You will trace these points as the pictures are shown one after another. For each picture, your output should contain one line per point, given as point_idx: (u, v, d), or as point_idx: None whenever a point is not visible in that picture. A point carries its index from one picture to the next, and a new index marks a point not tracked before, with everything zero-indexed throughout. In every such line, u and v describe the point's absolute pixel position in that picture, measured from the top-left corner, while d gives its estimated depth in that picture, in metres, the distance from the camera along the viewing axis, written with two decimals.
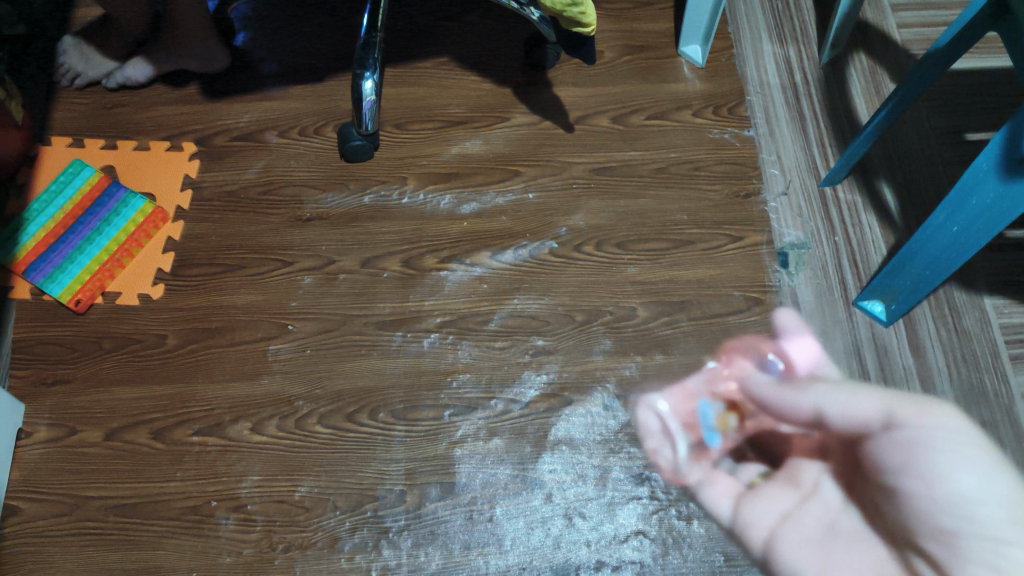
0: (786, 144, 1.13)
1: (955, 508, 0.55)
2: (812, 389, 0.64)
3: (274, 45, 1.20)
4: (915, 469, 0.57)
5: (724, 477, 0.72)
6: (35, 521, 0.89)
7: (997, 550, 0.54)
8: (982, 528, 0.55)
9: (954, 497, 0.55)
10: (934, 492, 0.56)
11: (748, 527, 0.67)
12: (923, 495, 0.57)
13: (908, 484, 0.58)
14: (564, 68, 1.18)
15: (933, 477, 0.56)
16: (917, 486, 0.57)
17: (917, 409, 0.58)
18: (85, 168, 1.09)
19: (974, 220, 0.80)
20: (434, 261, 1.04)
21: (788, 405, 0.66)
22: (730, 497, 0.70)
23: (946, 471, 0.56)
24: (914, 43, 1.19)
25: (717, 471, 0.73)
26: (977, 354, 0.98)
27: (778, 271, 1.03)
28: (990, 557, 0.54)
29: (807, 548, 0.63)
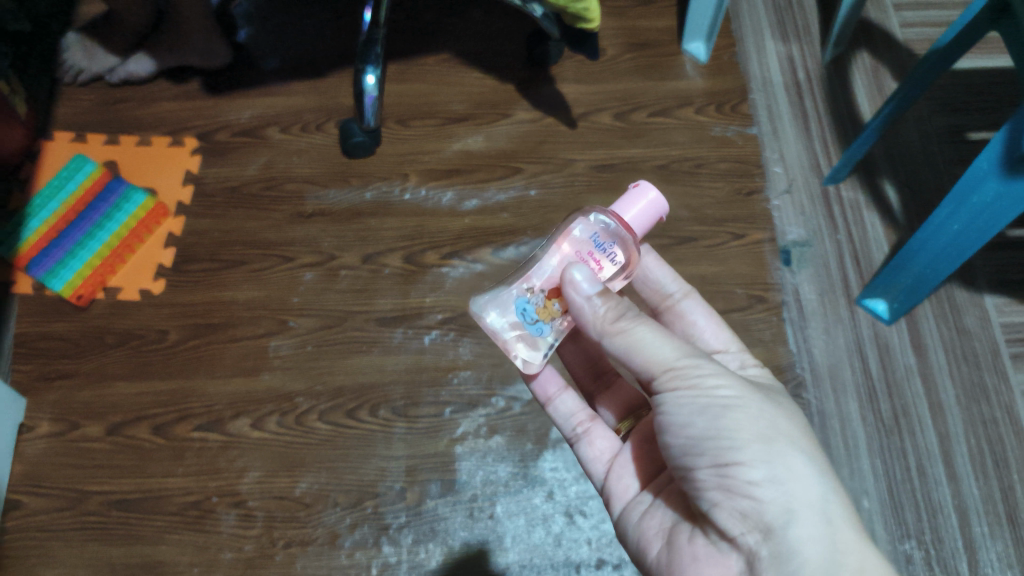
0: (789, 142, 1.12)
1: (711, 447, 0.53)
2: (624, 338, 0.56)
3: (275, 41, 1.19)
4: (676, 418, 0.55)
5: (600, 434, 0.72)
6: (37, 515, 0.89)
7: (756, 499, 0.52)
8: (745, 472, 0.52)
9: (701, 440, 0.54)
10: (686, 437, 0.55)
11: (610, 496, 0.67)
12: (681, 442, 0.55)
13: (674, 441, 0.56)
14: (566, 64, 1.17)
15: (680, 426, 0.55)
16: (683, 438, 0.55)
17: (692, 384, 0.55)
18: (86, 163, 1.07)
19: (974, 218, 0.80)
20: (435, 257, 1.04)
21: (614, 353, 0.58)
22: (605, 459, 0.70)
23: (704, 420, 0.54)
24: (917, 42, 1.19)
25: (595, 425, 0.73)
26: (978, 352, 0.97)
27: (780, 269, 1.03)
28: (749, 496, 0.52)
29: (656, 507, 0.62)
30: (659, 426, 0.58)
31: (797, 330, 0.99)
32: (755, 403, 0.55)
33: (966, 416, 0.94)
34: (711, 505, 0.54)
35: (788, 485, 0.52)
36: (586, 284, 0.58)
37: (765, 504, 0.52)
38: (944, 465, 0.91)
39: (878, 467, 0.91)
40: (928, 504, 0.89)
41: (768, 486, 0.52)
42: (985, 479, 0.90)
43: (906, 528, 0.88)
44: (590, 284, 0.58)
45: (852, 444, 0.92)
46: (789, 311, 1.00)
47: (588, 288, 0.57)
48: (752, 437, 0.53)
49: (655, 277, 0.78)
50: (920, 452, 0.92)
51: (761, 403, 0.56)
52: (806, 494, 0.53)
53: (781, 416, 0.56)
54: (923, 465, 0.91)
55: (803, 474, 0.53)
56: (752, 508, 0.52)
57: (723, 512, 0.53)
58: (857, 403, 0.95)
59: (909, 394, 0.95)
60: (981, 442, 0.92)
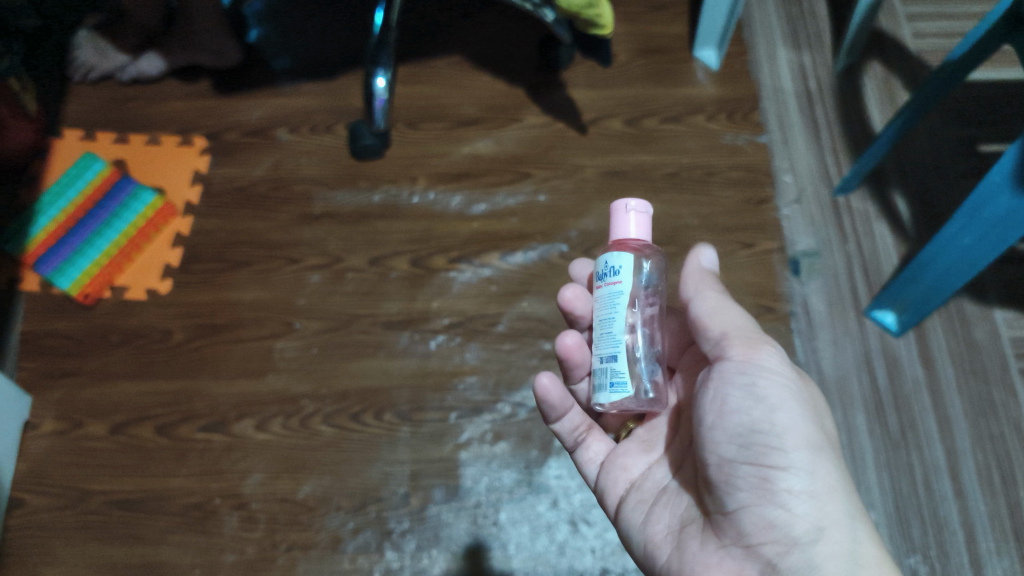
0: (799, 151, 1.12)
1: (758, 444, 0.53)
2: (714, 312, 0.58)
3: (286, 41, 1.19)
4: (733, 405, 0.54)
5: (598, 437, 0.73)
6: (40, 513, 0.89)
7: (789, 510, 0.52)
8: (785, 478, 0.52)
9: (751, 435, 0.53)
10: (738, 424, 0.54)
11: (605, 494, 0.69)
12: (727, 433, 0.54)
13: (719, 432, 0.55)
14: (577, 69, 1.17)
15: (732, 411, 0.54)
16: (729, 430, 0.54)
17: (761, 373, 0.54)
18: (95, 161, 1.08)
19: (986, 233, 0.78)
20: (443, 261, 1.03)
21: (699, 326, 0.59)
22: (599, 462, 0.71)
23: (760, 416, 0.53)
24: (929, 53, 1.18)
25: (593, 431, 0.73)
26: (986, 366, 0.97)
27: (789, 279, 1.02)
28: (783, 505, 0.52)
29: (658, 511, 0.62)
30: (704, 412, 0.56)
31: (805, 341, 0.98)
32: (810, 407, 0.54)
33: (973, 431, 0.93)
34: (741, 506, 0.53)
35: (823, 500, 0.52)
36: (706, 262, 0.61)
37: (797, 518, 0.52)
38: (951, 480, 0.90)
39: (884, 480, 0.90)
40: (934, 518, 0.88)
41: (804, 499, 0.52)
42: (991, 495, 0.89)
43: (911, 543, 0.87)
44: (712, 267, 0.62)
45: (859, 457, 0.92)
46: (797, 321, 1.00)
47: (709, 267, 0.61)
48: (801, 443, 0.53)
49: None
50: (926, 466, 0.91)
51: (811, 405, 0.55)
52: (835, 510, 0.52)
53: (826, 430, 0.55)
54: (929, 480, 0.90)
55: (839, 493, 0.53)
56: (783, 518, 0.52)
57: (753, 515, 0.53)
58: (865, 416, 0.94)
59: (917, 407, 0.94)
60: (988, 457, 0.92)
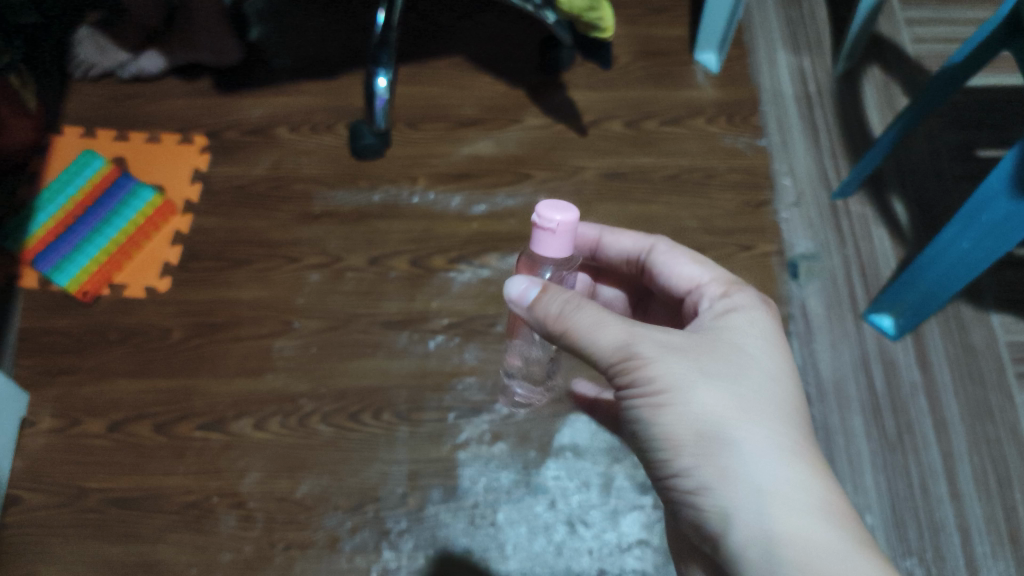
0: (798, 154, 1.12)
1: (657, 455, 0.54)
2: (561, 334, 0.56)
3: (287, 40, 1.19)
4: (631, 420, 0.56)
5: None
6: (36, 510, 0.89)
7: (702, 512, 0.52)
8: (687, 483, 0.52)
9: (654, 446, 0.54)
10: (642, 440, 0.55)
11: None
12: (641, 446, 0.56)
13: (637, 444, 0.57)
14: (578, 71, 1.17)
15: (634, 427, 0.56)
16: (640, 442, 0.56)
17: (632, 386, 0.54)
18: (95, 158, 1.07)
19: (984, 238, 0.78)
20: (442, 261, 1.03)
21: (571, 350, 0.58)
22: None
23: (649, 429, 0.54)
24: (928, 58, 1.18)
25: None
26: (983, 370, 0.97)
27: (787, 281, 1.03)
28: (699, 509, 0.52)
29: None
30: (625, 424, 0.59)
31: (803, 344, 0.99)
32: (697, 403, 0.52)
33: (971, 434, 0.93)
34: (675, 511, 0.55)
35: (729, 500, 0.50)
36: (528, 290, 0.57)
37: (712, 519, 0.51)
38: (947, 483, 0.91)
39: (881, 483, 0.91)
40: (930, 521, 0.89)
41: (710, 501, 0.51)
42: (988, 499, 0.90)
43: (908, 546, 0.87)
44: (523, 293, 0.57)
45: (857, 461, 0.92)
46: (796, 325, 1.00)
47: (528, 296, 0.57)
48: (688, 447, 0.52)
49: (623, 246, 0.73)
50: (923, 469, 0.92)
51: (699, 400, 0.52)
52: (750, 508, 0.49)
53: (731, 418, 0.52)
54: (925, 483, 0.91)
55: (749, 487, 0.50)
56: (704, 521, 0.52)
57: (684, 519, 0.54)
58: (861, 419, 0.94)
59: (913, 411, 0.95)
60: (984, 460, 0.92)
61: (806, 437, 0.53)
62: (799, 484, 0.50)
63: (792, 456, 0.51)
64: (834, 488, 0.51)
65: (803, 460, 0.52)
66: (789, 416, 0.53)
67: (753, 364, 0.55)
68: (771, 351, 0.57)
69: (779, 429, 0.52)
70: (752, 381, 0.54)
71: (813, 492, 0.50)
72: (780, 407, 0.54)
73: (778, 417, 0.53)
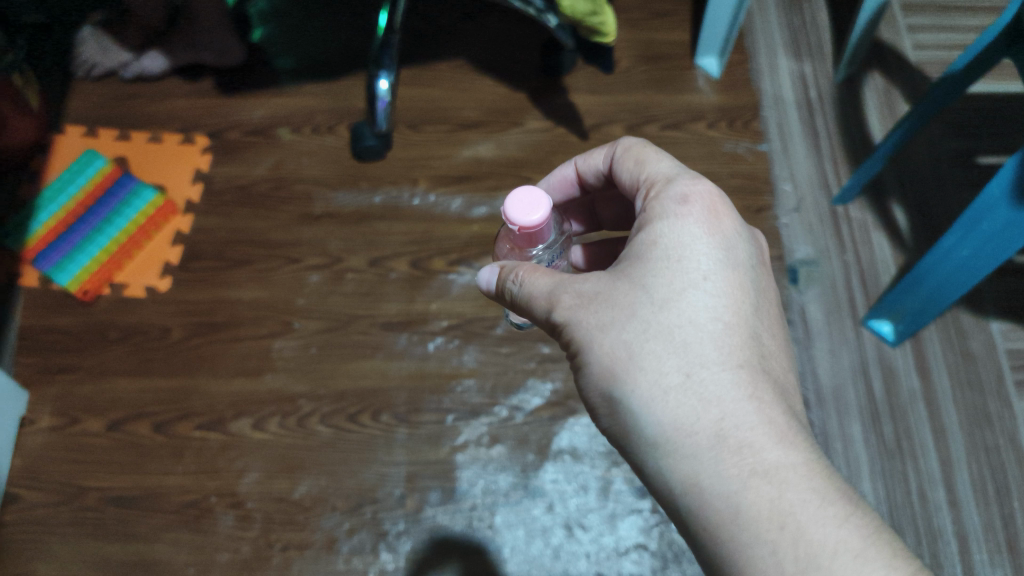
0: (798, 160, 1.12)
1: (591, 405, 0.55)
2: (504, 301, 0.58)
3: (289, 41, 1.19)
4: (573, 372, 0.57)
5: None
6: (34, 509, 0.89)
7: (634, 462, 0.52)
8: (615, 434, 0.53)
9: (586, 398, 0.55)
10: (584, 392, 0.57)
11: None
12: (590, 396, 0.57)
13: None
14: (579, 74, 1.17)
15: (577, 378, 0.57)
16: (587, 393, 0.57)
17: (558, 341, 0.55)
18: (97, 158, 1.07)
19: (984, 245, 0.79)
20: (443, 263, 1.03)
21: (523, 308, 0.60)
22: None
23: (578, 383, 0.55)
24: (929, 65, 1.19)
25: None
26: (982, 378, 0.97)
27: (787, 287, 1.03)
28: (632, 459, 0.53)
29: None
30: None
31: (803, 350, 0.99)
32: (603, 359, 0.50)
33: (969, 441, 0.93)
34: None
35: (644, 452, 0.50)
36: (486, 278, 0.58)
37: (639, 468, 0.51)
38: (945, 490, 0.91)
39: (879, 490, 0.91)
40: (928, 528, 0.89)
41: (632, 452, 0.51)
42: (986, 507, 0.90)
43: None
44: (489, 277, 0.58)
45: (854, 467, 0.92)
46: (795, 330, 1.00)
47: (490, 280, 0.58)
48: (603, 401, 0.52)
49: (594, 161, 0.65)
50: (921, 477, 0.92)
51: (603, 355, 0.50)
52: (661, 459, 0.48)
53: (636, 370, 0.49)
54: (923, 490, 0.91)
55: (660, 440, 0.48)
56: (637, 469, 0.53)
57: None
58: (860, 425, 0.95)
59: (912, 417, 0.95)
60: (982, 468, 0.92)
61: (721, 372, 0.49)
62: (699, 431, 0.47)
63: (694, 397, 0.48)
64: (749, 426, 0.47)
65: (707, 401, 0.48)
66: (698, 354, 0.49)
67: (658, 299, 0.50)
68: (686, 278, 0.51)
69: (680, 371, 0.49)
70: (666, 322, 0.50)
71: (716, 437, 0.47)
72: (685, 344, 0.49)
73: (683, 355, 0.49)
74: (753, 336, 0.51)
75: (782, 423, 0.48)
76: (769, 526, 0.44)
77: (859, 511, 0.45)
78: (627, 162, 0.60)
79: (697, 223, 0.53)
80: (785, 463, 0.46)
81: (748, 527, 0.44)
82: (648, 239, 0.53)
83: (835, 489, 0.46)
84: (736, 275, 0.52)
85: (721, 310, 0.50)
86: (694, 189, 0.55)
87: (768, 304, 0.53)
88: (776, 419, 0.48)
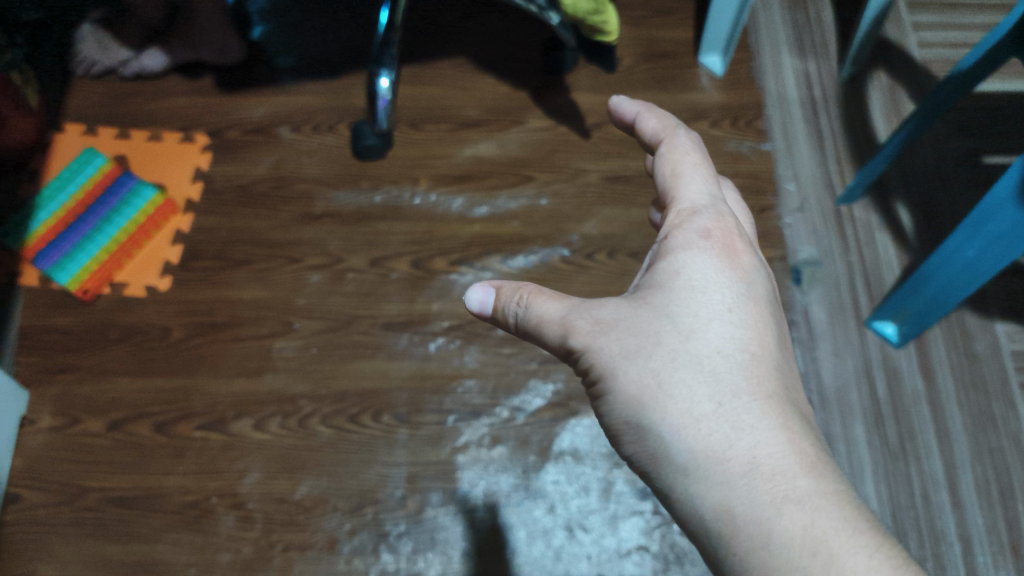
0: (802, 160, 1.11)
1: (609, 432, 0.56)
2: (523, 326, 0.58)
3: (290, 39, 1.19)
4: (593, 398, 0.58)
5: None
6: (35, 509, 0.89)
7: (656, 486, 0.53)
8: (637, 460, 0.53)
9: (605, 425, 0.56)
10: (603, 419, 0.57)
11: None
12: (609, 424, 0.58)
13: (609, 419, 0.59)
14: (582, 72, 1.17)
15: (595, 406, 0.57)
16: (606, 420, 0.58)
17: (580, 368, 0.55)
18: (97, 156, 1.07)
19: (990, 247, 0.78)
20: (444, 263, 1.03)
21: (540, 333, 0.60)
22: None
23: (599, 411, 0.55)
24: (935, 63, 1.18)
25: None
26: (987, 380, 0.96)
27: (790, 287, 1.02)
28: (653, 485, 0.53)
29: None
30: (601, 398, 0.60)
31: (806, 351, 0.98)
32: (630, 386, 0.52)
33: (973, 444, 0.93)
34: None
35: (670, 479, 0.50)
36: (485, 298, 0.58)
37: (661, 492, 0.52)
38: (949, 492, 0.90)
39: (882, 492, 0.91)
40: (931, 531, 0.88)
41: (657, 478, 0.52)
42: (989, 509, 0.89)
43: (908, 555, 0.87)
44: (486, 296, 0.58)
45: (857, 469, 0.92)
46: (798, 331, 1.00)
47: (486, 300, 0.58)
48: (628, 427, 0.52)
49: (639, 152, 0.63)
50: (924, 479, 0.91)
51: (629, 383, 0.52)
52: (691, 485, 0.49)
53: (665, 398, 0.51)
54: (927, 491, 0.91)
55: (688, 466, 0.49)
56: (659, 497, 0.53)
57: None
58: (863, 427, 0.94)
59: (916, 419, 0.95)
60: (986, 471, 0.91)
61: (748, 401, 0.50)
62: (731, 458, 0.48)
63: (723, 425, 0.49)
64: (777, 453, 0.48)
65: (737, 429, 0.49)
66: (728, 383, 0.51)
67: (683, 329, 0.52)
68: (710, 309, 0.53)
69: (710, 400, 0.50)
70: (695, 352, 0.51)
71: (747, 464, 0.48)
72: (713, 372, 0.51)
73: (713, 384, 0.51)
74: (774, 367, 0.52)
75: (809, 452, 0.49)
76: (801, 553, 0.44)
77: (886, 540, 0.45)
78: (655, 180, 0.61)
79: (719, 256, 0.55)
80: (815, 491, 0.47)
81: (781, 553, 0.45)
82: (671, 270, 0.55)
83: (864, 519, 0.46)
84: (757, 308, 0.54)
85: (744, 341, 0.52)
86: (716, 222, 0.57)
87: (785, 337, 0.55)
88: (803, 448, 0.49)
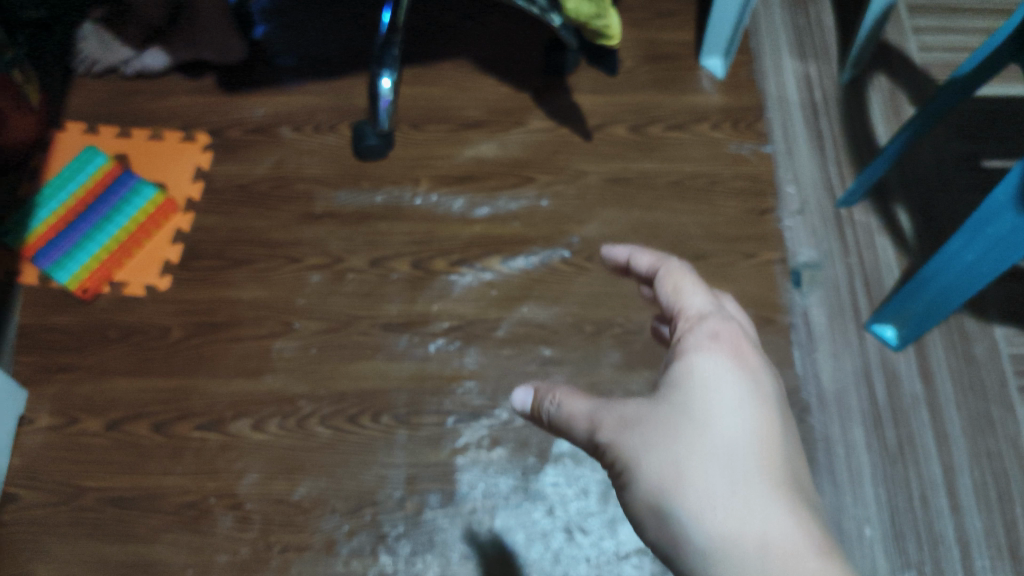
0: (803, 162, 1.11)
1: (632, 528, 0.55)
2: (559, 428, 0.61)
3: (291, 39, 1.19)
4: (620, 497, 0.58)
5: None
6: (32, 509, 0.88)
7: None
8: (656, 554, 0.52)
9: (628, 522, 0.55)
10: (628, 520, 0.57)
11: None
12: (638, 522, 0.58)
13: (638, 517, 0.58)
14: (583, 74, 1.17)
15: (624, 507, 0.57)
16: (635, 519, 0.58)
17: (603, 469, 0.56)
18: (97, 154, 1.07)
19: (989, 250, 0.78)
20: (444, 264, 1.03)
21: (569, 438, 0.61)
22: None
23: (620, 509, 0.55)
24: (935, 67, 1.18)
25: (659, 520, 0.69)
26: (985, 383, 0.96)
27: (790, 290, 1.02)
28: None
29: None
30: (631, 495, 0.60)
31: (805, 354, 0.98)
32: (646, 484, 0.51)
33: (972, 448, 0.93)
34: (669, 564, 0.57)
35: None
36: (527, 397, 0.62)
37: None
38: (947, 496, 0.90)
39: (881, 495, 0.91)
40: (929, 534, 0.88)
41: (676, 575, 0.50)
42: (988, 513, 0.89)
43: (907, 559, 0.87)
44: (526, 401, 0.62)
45: (856, 472, 0.92)
46: (797, 334, 1.00)
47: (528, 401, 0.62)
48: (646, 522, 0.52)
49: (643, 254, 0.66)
50: (923, 482, 0.91)
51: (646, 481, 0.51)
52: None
53: (680, 493, 0.50)
54: (925, 495, 0.90)
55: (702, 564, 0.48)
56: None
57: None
58: (862, 430, 0.94)
59: (915, 422, 0.94)
60: (985, 474, 0.91)
61: (760, 493, 0.49)
62: (746, 548, 0.47)
63: (737, 517, 0.48)
64: (795, 546, 0.46)
65: (750, 520, 0.48)
66: (740, 474, 0.50)
67: (697, 422, 0.52)
68: (721, 405, 0.53)
69: (723, 493, 0.49)
70: (708, 449, 0.51)
71: (762, 554, 0.46)
72: (726, 464, 0.50)
73: (735, 473, 0.50)
74: (788, 467, 0.51)
75: (828, 547, 0.47)
76: None
77: None
78: (664, 288, 0.62)
79: (729, 357, 0.55)
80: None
81: None
82: (684, 369, 0.55)
83: None
84: (766, 406, 0.53)
85: (753, 434, 0.52)
86: (724, 326, 0.57)
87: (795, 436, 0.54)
88: (821, 539, 0.47)
